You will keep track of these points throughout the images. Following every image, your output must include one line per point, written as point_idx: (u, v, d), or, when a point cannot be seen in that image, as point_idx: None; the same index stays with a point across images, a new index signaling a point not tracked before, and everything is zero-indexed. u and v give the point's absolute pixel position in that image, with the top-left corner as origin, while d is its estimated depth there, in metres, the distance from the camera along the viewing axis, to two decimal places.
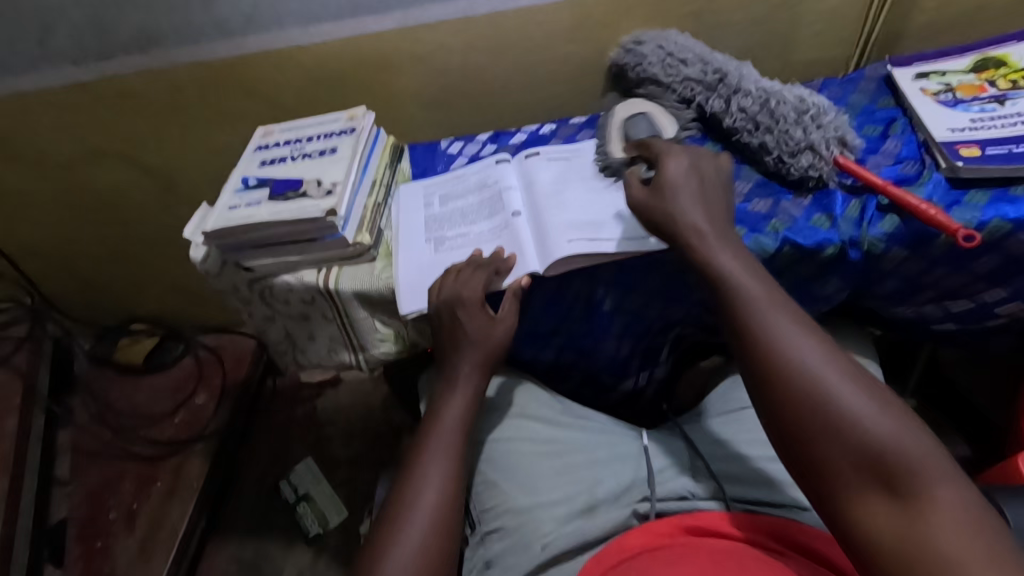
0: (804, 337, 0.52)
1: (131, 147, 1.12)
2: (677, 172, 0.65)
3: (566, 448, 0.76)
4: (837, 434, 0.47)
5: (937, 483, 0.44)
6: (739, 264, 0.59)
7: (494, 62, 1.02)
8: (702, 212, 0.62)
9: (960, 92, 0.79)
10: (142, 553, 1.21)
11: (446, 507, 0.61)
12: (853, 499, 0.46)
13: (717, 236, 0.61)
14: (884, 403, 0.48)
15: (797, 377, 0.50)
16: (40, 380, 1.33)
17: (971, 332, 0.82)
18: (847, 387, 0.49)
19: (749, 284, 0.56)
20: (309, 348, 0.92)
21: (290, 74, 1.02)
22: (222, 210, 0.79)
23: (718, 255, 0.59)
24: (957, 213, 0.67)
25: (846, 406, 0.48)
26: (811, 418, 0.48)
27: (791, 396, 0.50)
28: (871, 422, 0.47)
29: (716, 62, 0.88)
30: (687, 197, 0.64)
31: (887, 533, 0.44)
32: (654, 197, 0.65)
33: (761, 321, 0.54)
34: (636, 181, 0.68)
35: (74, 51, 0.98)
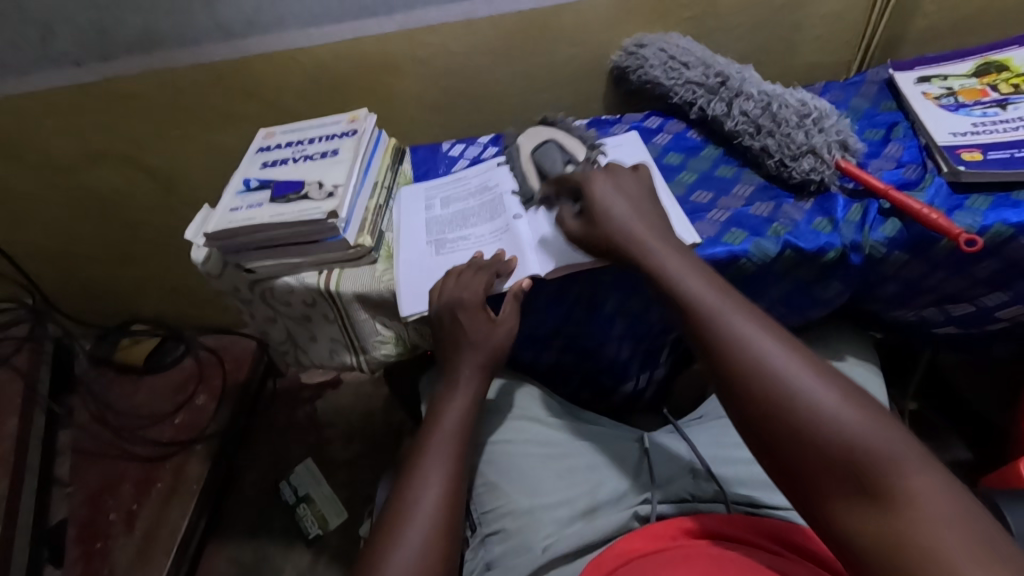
0: (761, 330, 0.50)
1: (132, 148, 1.12)
2: (605, 193, 0.67)
3: (566, 451, 0.76)
4: (802, 432, 0.44)
5: (907, 470, 0.41)
6: (689, 267, 0.57)
7: (496, 65, 1.03)
8: (641, 226, 0.63)
9: (962, 96, 0.79)
10: (140, 555, 1.20)
11: (447, 509, 0.61)
12: (827, 500, 0.42)
13: (666, 245, 0.61)
14: (846, 391, 0.45)
15: (755, 374, 0.47)
16: (40, 380, 1.33)
17: (972, 336, 0.82)
18: (809, 378, 0.46)
19: (701, 286, 0.55)
20: (310, 350, 0.92)
21: (291, 76, 1.02)
22: (223, 212, 0.79)
23: (669, 262, 0.59)
24: (959, 217, 0.67)
25: (808, 401, 0.45)
26: (773, 418, 0.46)
27: (750, 395, 0.47)
28: (833, 412, 0.44)
29: (717, 65, 0.89)
30: (619, 215, 0.65)
31: (868, 533, 0.40)
32: (590, 225, 0.66)
33: (719, 322, 0.52)
34: (568, 219, 0.70)
35: (76, 52, 0.98)
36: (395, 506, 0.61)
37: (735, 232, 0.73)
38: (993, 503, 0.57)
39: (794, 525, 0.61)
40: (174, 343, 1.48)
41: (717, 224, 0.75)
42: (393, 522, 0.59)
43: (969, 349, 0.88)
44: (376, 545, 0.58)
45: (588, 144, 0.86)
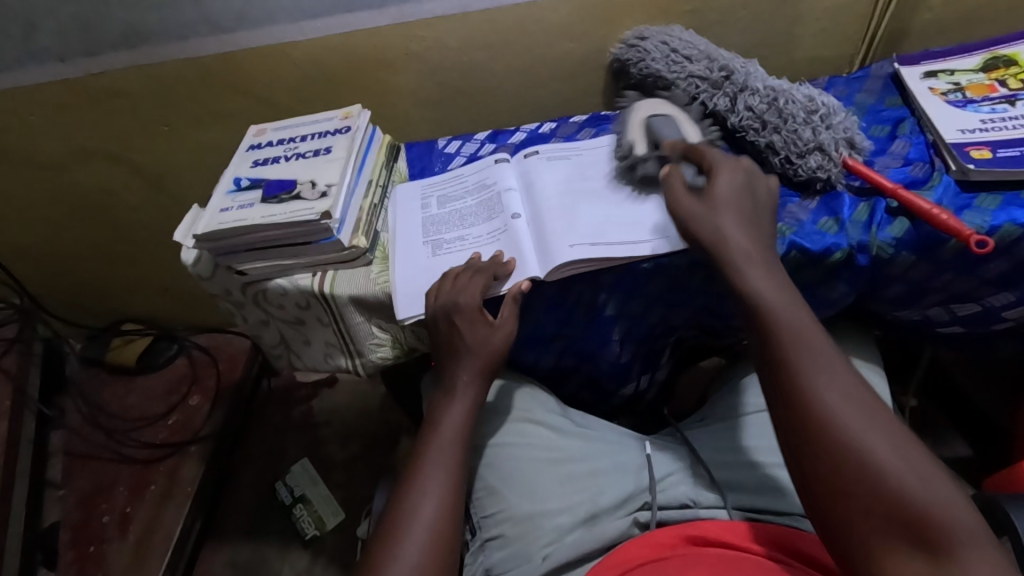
0: (840, 385, 0.52)
1: (120, 145, 1.09)
2: (730, 188, 0.64)
3: (568, 457, 0.73)
4: (876, 495, 0.46)
5: (964, 536, 0.44)
6: (781, 295, 0.58)
7: (492, 60, 1.00)
8: (737, 221, 0.62)
9: (970, 91, 0.77)
10: (133, 559, 1.18)
11: (446, 519, 0.59)
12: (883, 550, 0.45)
13: (760, 267, 0.59)
14: (910, 450, 0.48)
15: (836, 433, 0.49)
16: (30, 382, 1.31)
17: (976, 334, 0.81)
18: (889, 449, 0.48)
19: (784, 321, 0.56)
20: (305, 352, 0.90)
21: (283, 72, 0.99)
22: (213, 212, 0.77)
23: (764, 285, 0.58)
24: (968, 217, 0.65)
25: (885, 468, 0.47)
26: (849, 476, 0.48)
27: (826, 445, 0.49)
28: (897, 473, 0.46)
29: (721, 59, 0.87)
30: (731, 211, 0.63)
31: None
32: (699, 207, 0.64)
33: (800, 374, 0.53)
34: (681, 186, 0.66)
35: (60, 46, 0.95)
36: (393, 516, 0.59)
37: None
38: (1003, 507, 0.56)
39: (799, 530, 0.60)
40: (167, 343, 1.46)
41: None
42: (391, 533, 0.58)
43: (972, 346, 0.88)
44: (373, 557, 0.57)
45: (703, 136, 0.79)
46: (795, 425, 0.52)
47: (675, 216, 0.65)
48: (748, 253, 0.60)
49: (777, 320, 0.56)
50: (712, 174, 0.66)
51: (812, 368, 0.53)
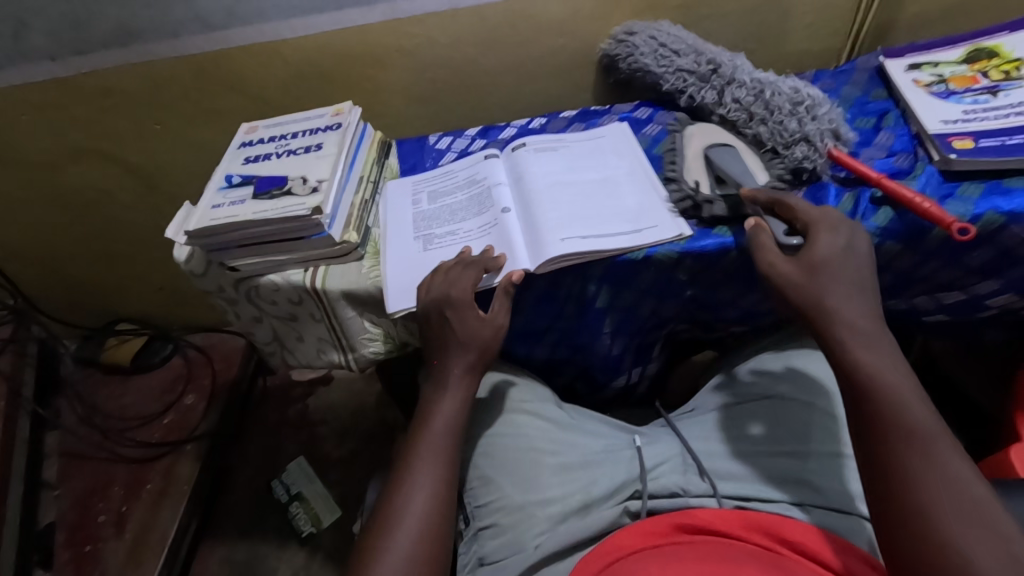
0: (941, 469, 0.50)
1: (112, 144, 1.09)
2: (833, 254, 0.61)
3: (562, 448, 0.74)
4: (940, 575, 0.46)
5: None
6: (891, 377, 0.55)
7: (483, 56, 1.01)
8: (826, 246, 0.62)
9: (953, 83, 0.78)
10: (130, 559, 1.19)
11: (434, 519, 0.59)
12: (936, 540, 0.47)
13: (869, 342, 0.58)
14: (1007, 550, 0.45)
15: (914, 508, 0.49)
16: (25, 383, 1.31)
17: (964, 323, 0.82)
18: (974, 535, 0.46)
19: (890, 399, 0.54)
20: (298, 348, 0.91)
21: (275, 69, 1.00)
22: (205, 209, 0.77)
23: (876, 370, 0.56)
24: (951, 206, 0.66)
25: (961, 551, 0.46)
26: (909, 548, 0.48)
27: (898, 514, 0.50)
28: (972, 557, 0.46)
29: (708, 53, 0.88)
30: (824, 245, 0.62)
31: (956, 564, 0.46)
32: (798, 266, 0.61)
33: (889, 442, 0.52)
34: (777, 251, 0.64)
35: (51, 45, 0.95)
36: (382, 516, 0.60)
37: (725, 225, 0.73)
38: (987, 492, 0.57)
39: (788, 518, 0.60)
40: (162, 342, 1.46)
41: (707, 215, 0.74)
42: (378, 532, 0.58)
43: (960, 334, 0.89)
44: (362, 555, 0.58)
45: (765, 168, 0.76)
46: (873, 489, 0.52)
47: (772, 280, 0.63)
48: (857, 322, 0.59)
49: (882, 398, 0.54)
50: (810, 236, 0.64)
51: (911, 443, 0.52)
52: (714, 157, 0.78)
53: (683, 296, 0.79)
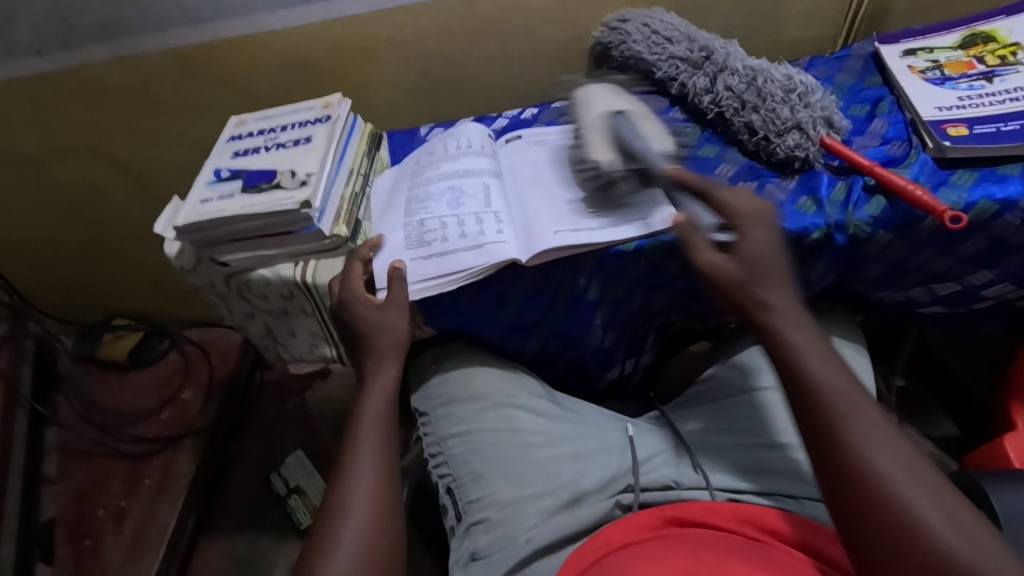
0: (886, 444, 0.50)
1: (100, 138, 1.08)
2: (761, 247, 0.61)
3: (549, 441, 0.73)
4: (917, 555, 0.46)
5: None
6: (825, 359, 0.55)
7: (473, 46, 1.00)
8: (760, 235, 0.61)
9: (948, 69, 0.77)
10: (130, 553, 1.20)
11: (389, 471, 0.62)
12: (888, 509, 0.48)
13: (796, 324, 0.58)
14: (959, 520, 0.46)
15: (876, 490, 0.48)
16: (21, 379, 1.30)
17: (959, 314, 0.82)
18: (929, 507, 0.47)
19: (827, 381, 0.54)
20: (290, 343, 0.91)
21: (262, 61, 0.99)
22: (193, 204, 0.76)
23: (810, 355, 0.55)
24: (944, 194, 0.66)
25: (925, 525, 0.46)
26: (881, 534, 0.47)
27: (859, 501, 0.49)
28: (934, 532, 0.46)
29: (702, 40, 0.87)
30: (755, 235, 0.61)
31: (909, 530, 0.46)
32: (732, 264, 0.60)
33: (833, 426, 0.52)
34: (706, 246, 0.62)
35: (37, 40, 0.95)
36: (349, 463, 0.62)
37: None
38: (981, 486, 0.58)
39: (776, 510, 0.60)
40: (159, 338, 1.47)
41: None
42: (341, 503, 0.59)
43: (955, 325, 0.88)
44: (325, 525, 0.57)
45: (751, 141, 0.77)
46: (827, 479, 0.52)
47: (716, 284, 0.61)
48: (787, 309, 0.59)
49: (822, 381, 0.54)
50: (742, 231, 0.62)
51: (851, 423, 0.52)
52: (616, 129, 0.73)
53: (674, 288, 0.79)
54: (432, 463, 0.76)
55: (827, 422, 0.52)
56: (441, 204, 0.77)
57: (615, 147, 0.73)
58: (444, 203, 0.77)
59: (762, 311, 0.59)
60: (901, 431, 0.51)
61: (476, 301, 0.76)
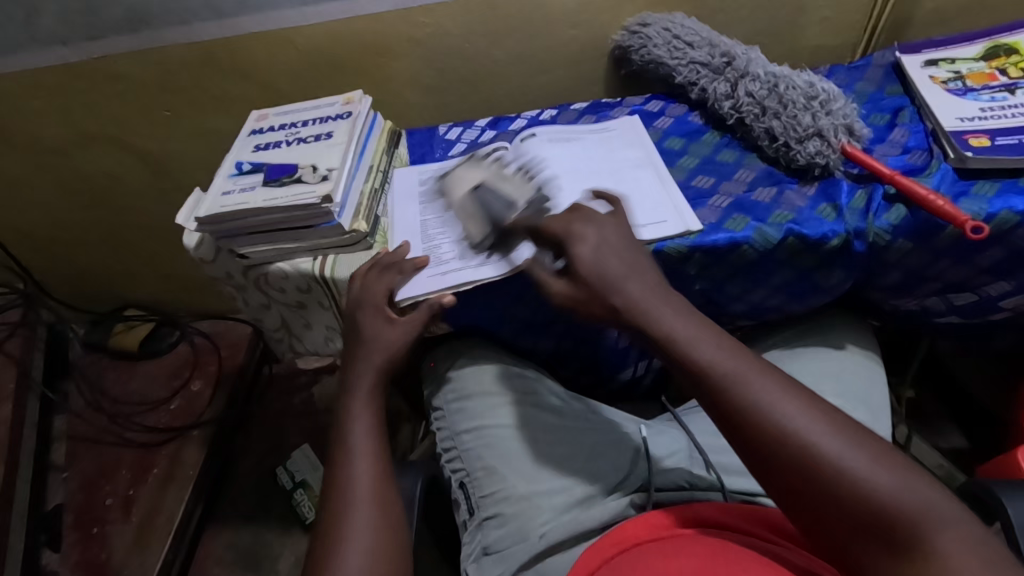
0: (789, 399, 0.46)
1: (120, 128, 1.09)
2: (594, 254, 0.56)
3: (555, 438, 0.74)
4: (876, 518, 0.41)
5: (948, 532, 0.40)
6: (703, 341, 0.50)
7: (494, 46, 1.00)
8: (590, 241, 0.57)
9: (970, 80, 0.77)
10: (136, 542, 1.20)
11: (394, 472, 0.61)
12: (828, 478, 0.43)
13: (661, 304, 0.52)
14: (882, 456, 0.43)
15: (812, 463, 0.43)
16: (33, 366, 1.32)
17: (974, 325, 0.82)
18: (856, 453, 0.43)
19: (719, 361, 0.48)
20: (305, 336, 0.92)
21: (284, 57, 0.99)
22: (215, 195, 0.77)
23: (688, 343, 0.50)
24: (965, 204, 0.66)
25: (868, 482, 0.42)
26: (820, 493, 0.43)
27: (794, 475, 0.44)
28: (865, 473, 0.42)
29: (723, 45, 0.87)
30: (588, 245, 0.57)
31: (860, 492, 0.42)
32: (579, 286, 0.56)
33: (738, 396, 0.47)
34: (550, 276, 0.59)
35: (63, 30, 0.96)
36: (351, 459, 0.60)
37: (737, 218, 0.72)
38: (996, 496, 0.58)
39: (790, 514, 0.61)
40: (169, 329, 1.47)
41: (718, 209, 0.74)
42: (343, 495, 0.57)
43: (969, 336, 0.88)
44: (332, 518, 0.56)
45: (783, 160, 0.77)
46: (756, 461, 0.46)
47: (557, 306, 0.59)
48: (653, 296, 0.53)
49: (713, 363, 0.48)
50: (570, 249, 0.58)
51: (753, 386, 0.47)
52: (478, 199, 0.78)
53: None
54: (446, 458, 0.77)
55: (734, 394, 0.47)
56: (458, 226, 0.78)
57: (483, 215, 0.77)
58: (458, 230, 0.78)
59: (630, 311, 0.52)
60: (793, 380, 0.48)
61: (493, 299, 0.77)
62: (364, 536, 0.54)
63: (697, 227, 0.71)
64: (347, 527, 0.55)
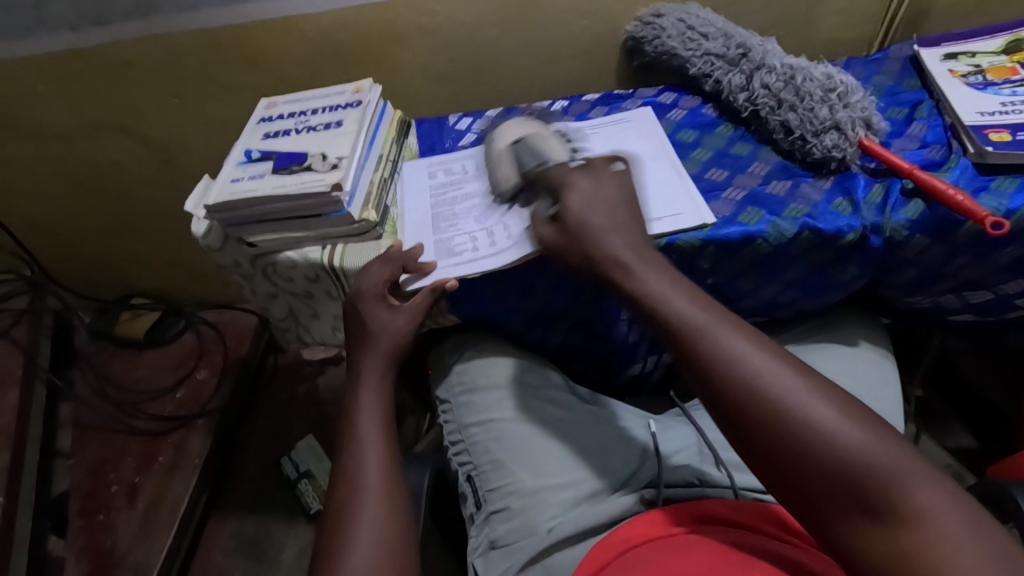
0: (763, 353, 0.47)
1: (128, 115, 1.09)
2: (582, 202, 0.61)
3: (556, 428, 0.74)
4: (841, 474, 0.41)
5: (924, 489, 0.40)
6: (682, 297, 0.52)
7: (505, 36, 0.99)
8: (582, 192, 0.62)
9: (990, 74, 0.76)
10: (142, 530, 1.20)
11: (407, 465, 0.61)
12: (794, 434, 0.43)
13: (644, 263, 0.56)
14: (857, 413, 0.43)
15: (776, 418, 0.43)
16: (40, 353, 1.32)
17: (989, 323, 0.81)
18: (827, 408, 0.43)
19: (694, 317, 0.50)
20: (312, 326, 0.92)
21: (294, 44, 0.99)
22: (225, 182, 0.76)
23: (668, 297, 0.52)
24: (984, 200, 0.65)
25: (837, 439, 0.42)
26: (786, 448, 0.43)
27: (763, 424, 0.44)
28: (835, 429, 0.42)
29: (738, 37, 0.86)
30: (577, 193, 0.62)
31: (827, 449, 0.41)
32: (566, 232, 0.61)
33: (710, 346, 0.47)
34: (542, 221, 0.65)
35: (71, 15, 0.95)
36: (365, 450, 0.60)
37: (751, 212, 0.71)
38: (1012, 495, 0.58)
39: None
40: (175, 318, 1.47)
41: (732, 203, 0.73)
42: (353, 485, 0.57)
43: (982, 334, 0.87)
44: (342, 507, 0.56)
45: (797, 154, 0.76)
46: (723, 416, 0.47)
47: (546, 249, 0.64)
48: (638, 253, 0.57)
49: (686, 320, 0.50)
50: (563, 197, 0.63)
51: (725, 338, 0.48)
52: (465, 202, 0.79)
53: None
54: (453, 451, 0.76)
55: (707, 345, 0.48)
56: (470, 219, 0.77)
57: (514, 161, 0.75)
58: (471, 219, 0.77)
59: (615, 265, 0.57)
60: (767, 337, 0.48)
61: (503, 291, 0.76)
62: (373, 530, 0.53)
63: (708, 219, 0.70)
64: (357, 520, 0.54)
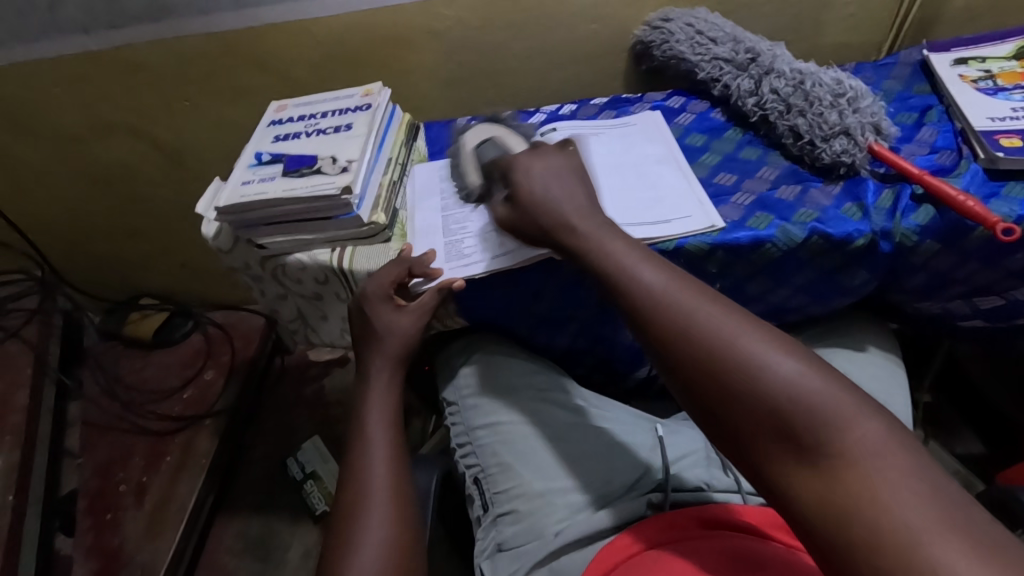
0: (708, 302, 0.47)
1: (139, 117, 1.10)
2: (534, 185, 0.62)
3: (558, 429, 0.74)
4: (780, 413, 0.40)
5: (863, 429, 0.39)
6: (636, 257, 0.53)
7: (514, 40, 1.00)
8: (537, 166, 0.63)
9: (1001, 79, 0.76)
10: (148, 530, 1.21)
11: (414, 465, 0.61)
12: (732, 374, 0.43)
13: (605, 231, 0.57)
14: (799, 354, 0.43)
15: (716, 361, 0.44)
16: (50, 352, 1.33)
17: (999, 329, 0.81)
18: (768, 350, 0.43)
19: (644, 274, 0.51)
20: (321, 327, 0.92)
21: (304, 48, 0.99)
22: (236, 185, 0.77)
23: (623, 257, 0.54)
24: (995, 205, 0.65)
25: (775, 379, 0.41)
26: (724, 389, 0.43)
27: (702, 369, 0.44)
28: (775, 370, 0.42)
29: (747, 42, 0.86)
30: (528, 173, 0.63)
31: (767, 390, 0.41)
32: (517, 211, 0.63)
33: (657, 299, 0.49)
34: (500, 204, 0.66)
35: (85, 19, 0.96)
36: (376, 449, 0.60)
37: (760, 217, 0.71)
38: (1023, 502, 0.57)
39: None
40: (183, 318, 1.48)
41: (741, 207, 0.73)
42: (361, 486, 0.57)
43: (992, 340, 0.87)
44: (350, 508, 0.56)
45: (806, 156, 0.76)
46: (669, 363, 0.47)
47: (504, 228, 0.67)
48: (595, 221, 0.58)
49: (638, 276, 0.51)
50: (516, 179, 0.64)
51: (669, 291, 0.49)
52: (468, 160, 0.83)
53: None
54: (460, 453, 0.77)
55: (651, 298, 0.49)
56: (476, 221, 0.78)
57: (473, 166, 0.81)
58: (480, 221, 0.77)
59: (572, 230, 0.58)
60: (711, 287, 0.49)
61: (511, 294, 0.77)
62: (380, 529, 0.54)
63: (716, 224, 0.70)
64: (364, 520, 0.54)
